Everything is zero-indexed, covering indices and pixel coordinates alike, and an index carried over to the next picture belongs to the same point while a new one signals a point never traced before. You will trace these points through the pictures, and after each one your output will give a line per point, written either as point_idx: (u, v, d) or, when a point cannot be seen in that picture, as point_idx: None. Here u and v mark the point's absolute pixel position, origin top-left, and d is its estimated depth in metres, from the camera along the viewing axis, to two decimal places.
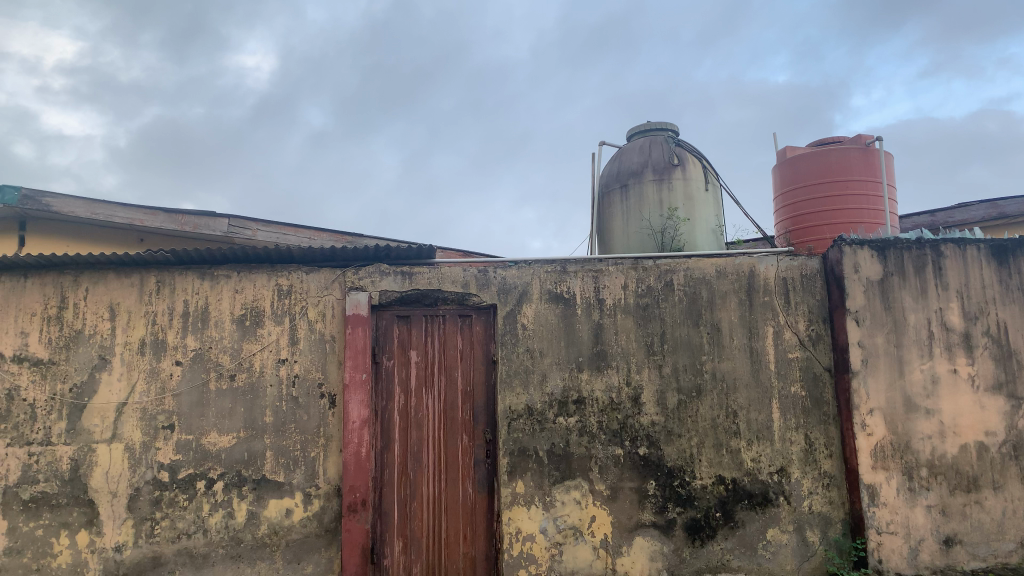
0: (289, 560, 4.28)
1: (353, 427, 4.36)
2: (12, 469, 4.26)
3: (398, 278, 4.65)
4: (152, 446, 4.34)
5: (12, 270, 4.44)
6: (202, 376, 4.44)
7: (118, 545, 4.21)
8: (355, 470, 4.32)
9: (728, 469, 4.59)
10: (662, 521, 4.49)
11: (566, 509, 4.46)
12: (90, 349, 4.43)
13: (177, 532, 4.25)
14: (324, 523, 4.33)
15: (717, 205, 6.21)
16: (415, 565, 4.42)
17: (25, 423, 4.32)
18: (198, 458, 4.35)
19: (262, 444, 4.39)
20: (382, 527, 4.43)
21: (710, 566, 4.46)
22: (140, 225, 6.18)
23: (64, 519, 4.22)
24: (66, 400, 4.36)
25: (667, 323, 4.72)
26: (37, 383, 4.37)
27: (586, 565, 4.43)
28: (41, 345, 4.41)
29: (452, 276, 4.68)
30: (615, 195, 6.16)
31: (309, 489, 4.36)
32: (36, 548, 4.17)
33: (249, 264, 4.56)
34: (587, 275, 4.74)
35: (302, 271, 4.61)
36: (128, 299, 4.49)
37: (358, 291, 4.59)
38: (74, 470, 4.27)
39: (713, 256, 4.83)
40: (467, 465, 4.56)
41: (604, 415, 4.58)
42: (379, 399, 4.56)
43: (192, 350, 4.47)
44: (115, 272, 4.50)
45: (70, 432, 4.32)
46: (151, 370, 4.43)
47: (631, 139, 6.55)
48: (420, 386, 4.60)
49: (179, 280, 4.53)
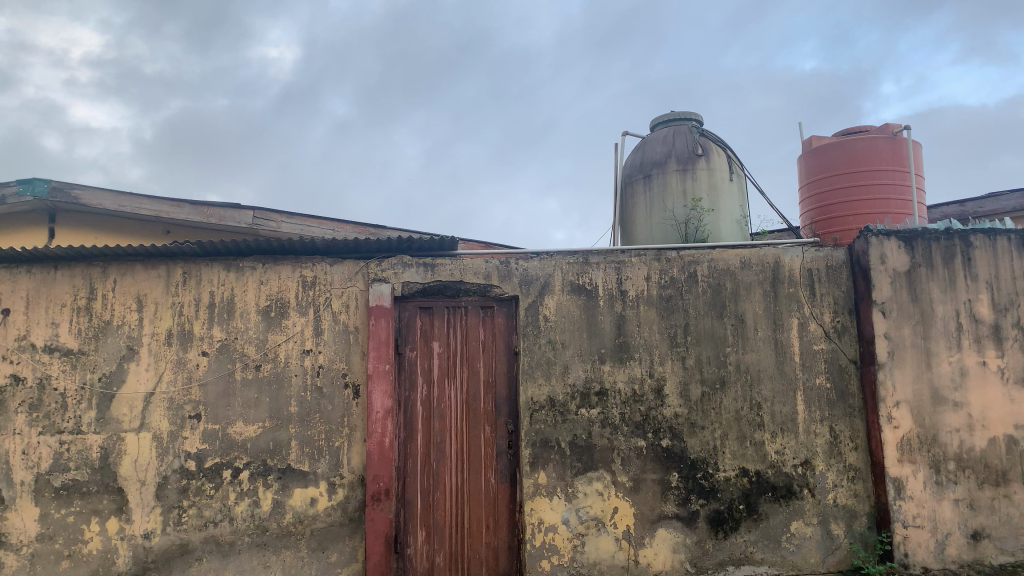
0: (313, 549, 4.33)
1: (377, 417, 4.39)
2: (43, 457, 4.33)
3: (421, 269, 4.67)
4: (180, 435, 4.40)
5: (42, 261, 4.50)
6: (228, 366, 4.49)
7: (147, 532, 4.28)
8: (378, 460, 4.35)
9: (752, 461, 4.56)
10: (685, 513, 4.48)
11: (589, 500, 4.46)
12: (119, 340, 4.49)
13: (204, 520, 4.31)
14: (348, 512, 4.37)
15: (742, 195, 6.15)
16: (438, 555, 4.45)
17: (56, 412, 4.39)
18: (224, 447, 4.40)
19: (287, 434, 4.44)
20: (405, 516, 4.47)
21: (733, 559, 4.45)
22: (166, 217, 6.25)
23: (95, 506, 4.29)
24: (96, 389, 4.43)
25: (691, 315, 4.69)
26: (68, 372, 4.44)
27: (609, 556, 4.43)
28: (71, 335, 4.48)
29: (474, 267, 4.68)
30: (639, 185, 6.12)
31: (333, 478, 4.41)
32: (67, 535, 4.25)
33: (274, 255, 4.60)
34: (610, 266, 4.72)
35: (326, 263, 4.64)
36: (156, 290, 4.54)
37: (381, 282, 4.61)
38: (104, 458, 4.35)
39: (737, 247, 4.79)
40: (490, 456, 4.57)
41: (626, 407, 4.58)
42: (402, 390, 4.58)
43: (218, 340, 4.52)
44: (142, 263, 4.56)
45: (100, 421, 4.39)
46: (178, 360, 4.49)
47: (655, 129, 6.50)
48: (442, 377, 4.62)
49: (205, 271, 4.58)
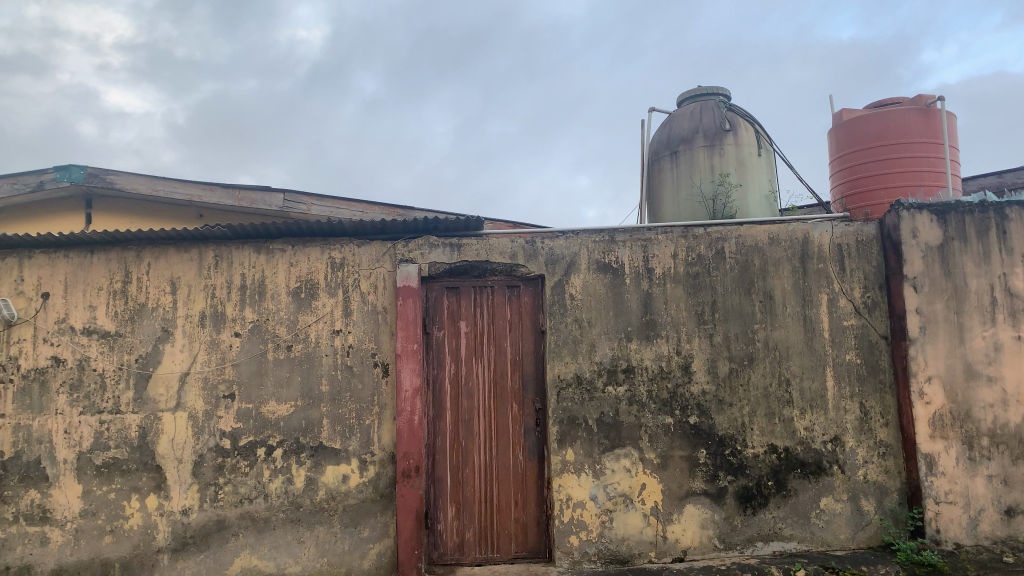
0: (346, 524, 4.42)
1: (406, 396, 4.45)
2: (84, 436, 4.45)
3: (447, 250, 4.70)
4: (215, 414, 4.50)
5: (79, 246, 4.61)
6: (260, 347, 4.58)
7: (185, 509, 4.40)
8: (408, 437, 4.42)
9: (781, 437, 4.55)
10: (713, 489, 4.49)
11: (616, 476, 4.49)
12: (154, 322, 4.59)
13: (240, 497, 4.42)
14: (380, 488, 4.45)
15: (770, 171, 6.08)
16: (468, 530, 4.52)
17: (96, 392, 4.51)
18: (258, 426, 4.50)
19: (319, 412, 4.52)
20: (436, 493, 4.54)
21: (762, 534, 4.46)
22: (199, 200, 6.35)
23: (134, 483, 4.42)
24: (134, 370, 4.54)
25: (718, 292, 4.68)
26: (106, 354, 4.55)
27: (637, 532, 4.46)
28: (108, 318, 4.59)
29: (500, 247, 4.70)
30: (666, 161, 6.08)
31: (365, 455, 4.49)
32: (109, 511, 4.38)
33: (303, 237, 4.66)
34: (637, 244, 4.71)
35: (354, 244, 4.70)
36: (189, 273, 4.63)
37: (409, 263, 4.65)
38: (143, 437, 4.47)
39: (766, 223, 4.75)
40: (517, 433, 4.62)
41: (653, 384, 4.59)
42: (430, 368, 4.64)
43: (250, 322, 4.61)
44: (175, 247, 4.65)
45: (138, 401, 4.51)
46: (212, 341, 4.58)
47: (681, 105, 6.44)
48: (470, 356, 4.67)
49: (236, 254, 4.66)
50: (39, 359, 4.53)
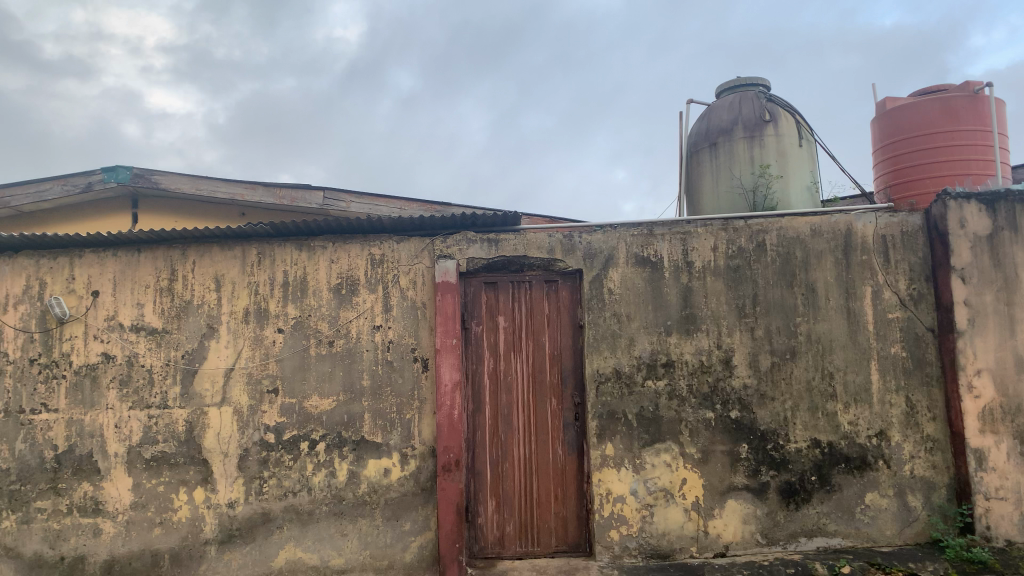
0: (388, 517, 4.47)
1: (445, 390, 4.48)
2: (134, 430, 4.57)
3: (485, 245, 4.71)
4: (259, 409, 4.58)
5: (126, 245, 4.73)
6: (303, 342, 4.65)
7: (231, 501, 4.49)
8: (449, 431, 4.45)
9: (824, 432, 4.49)
10: (755, 484, 4.45)
11: (657, 471, 4.47)
12: (199, 318, 4.69)
13: (284, 490, 4.50)
14: (421, 482, 4.49)
15: (812, 161, 5.98)
16: (508, 524, 4.54)
17: (145, 387, 4.62)
18: (301, 420, 4.57)
19: (360, 407, 4.58)
20: (476, 487, 4.57)
21: (806, 530, 4.41)
22: (241, 199, 6.48)
23: (182, 476, 4.52)
24: (180, 365, 4.65)
25: (759, 285, 4.62)
26: (154, 350, 4.66)
27: (678, 527, 4.44)
28: (155, 315, 4.69)
29: (537, 241, 4.69)
30: (705, 153, 6.02)
31: (405, 449, 4.53)
32: (159, 503, 4.49)
33: (343, 234, 4.72)
34: (676, 237, 4.68)
35: (393, 240, 4.74)
36: (232, 271, 4.72)
37: (447, 258, 4.67)
38: (190, 431, 4.57)
39: (807, 214, 4.68)
40: (557, 428, 4.62)
41: (694, 378, 4.55)
42: (469, 363, 4.67)
43: (292, 318, 4.68)
44: (219, 245, 4.74)
45: (185, 396, 4.61)
46: (255, 337, 4.66)
47: (720, 96, 6.36)
48: (508, 350, 4.68)
49: (278, 251, 4.73)
50: (90, 355, 4.66)
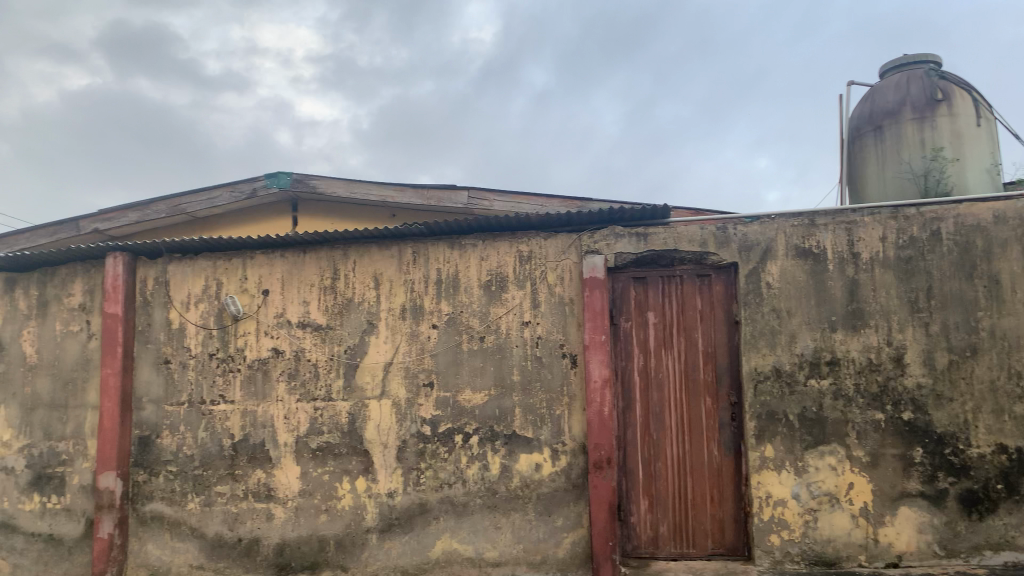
0: (540, 512, 4.49)
1: (595, 387, 4.44)
2: (302, 421, 4.82)
3: (634, 239, 4.63)
4: (415, 402, 4.72)
5: (293, 246, 4.99)
6: (456, 338, 4.74)
7: (391, 491, 4.65)
8: (599, 429, 4.41)
9: (1012, 437, 4.12)
10: (932, 491, 4.13)
11: (821, 475, 4.24)
12: (359, 315, 4.89)
13: (440, 482, 4.61)
14: (572, 478, 4.48)
15: (992, 142, 5.49)
16: (662, 524, 4.45)
17: (311, 380, 4.87)
18: (455, 414, 4.67)
19: (512, 402, 4.62)
20: (628, 485, 4.51)
21: (991, 542, 4.05)
22: (391, 201, 6.71)
23: (346, 466, 4.73)
24: (342, 360, 4.86)
25: (935, 277, 4.29)
26: (318, 345, 4.90)
27: (845, 534, 4.19)
28: (319, 312, 4.93)
29: (689, 235, 4.57)
30: (868, 137, 5.66)
31: (556, 445, 4.53)
32: (324, 491, 4.72)
33: (493, 232, 4.78)
34: (839, 227, 4.42)
35: (542, 237, 4.75)
36: (389, 269, 4.89)
37: (595, 254, 4.63)
38: (352, 423, 4.77)
39: (990, 199, 4.30)
40: (712, 427, 4.48)
41: (862, 377, 4.29)
42: (619, 360, 4.61)
43: (446, 314, 4.78)
44: (376, 245, 4.92)
45: (347, 389, 4.82)
46: (411, 332, 4.80)
47: (884, 76, 5.96)
48: (660, 347, 4.58)
49: (431, 249, 4.85)
50: (262, 350, 4.95)
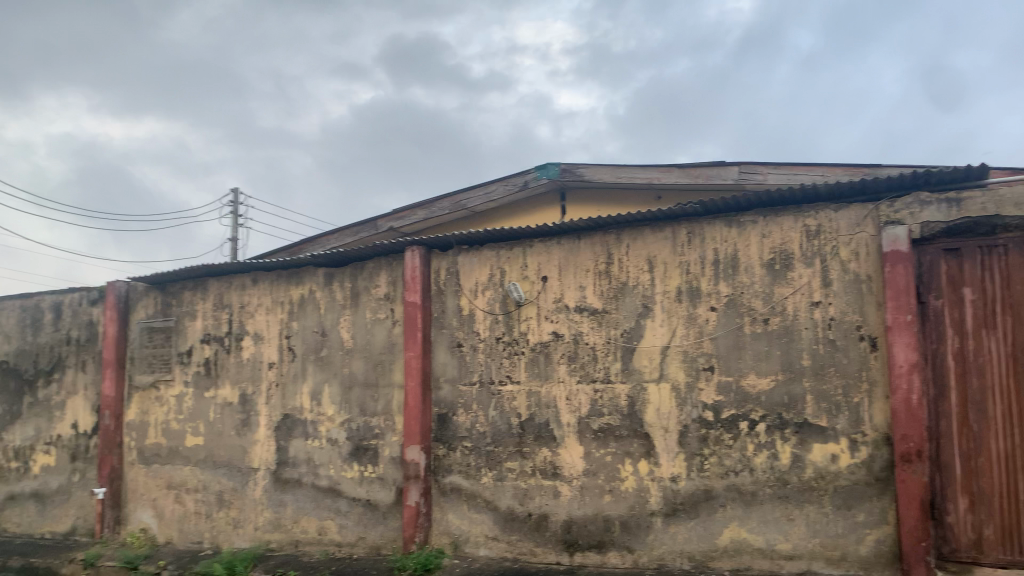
0: (838, 506, 4.19)
1: (901, 372, 4.03)
2: (583, 402, 4.93)
3: (943, 206, 4.14)
4: (696, 386, 4.62)
5: (569, 233, 5.11)
6: (737, 320, 4.56)
7: (674, 476, 4.60)
8: (906, 418, 4.00)
9: None
10: None
11: None
12: (635, 298, 4.88)
13: (725, 468, 4.48)
14: (875, 471, 4.12)
15: None
16: (987, 527, 3.93)
17: (590, 363, 4.96)
18: (739, 399, 4.50)
19: (801, 387, 4.35)
20: (943, 481, 4.03)
21: None
22: (658, 183, 6.61)
23: (628, 448, 4.76)
24: (620, 343, 4.88)
25: None
26: (596, 329, 4.97)
27: None
28: (596, 296, 5.00)
29: (1014, 197, 4.01)
30: None
31: (855, 434, 4.19)
32: (607, 472, 4.79)
33: (775, 207, 4.52)
34: None
35: (830, 209, 4.40)
36: (665, 251, 4.82)
37: (896, 224, 4.20)
38: (632, 406, 4.79)
39: None
40: None
41: None
42: (928, 342, 4.13)
43: (725, 296, 4.62)
44: (650, 227, 4.87)
45: (625, 372, 4.84)
46: (689, 315, 4.70)
47: None
48: (979, 327, 4.04)
49: (708, 229, 4.71)
50: (544, 334, 5.13)
